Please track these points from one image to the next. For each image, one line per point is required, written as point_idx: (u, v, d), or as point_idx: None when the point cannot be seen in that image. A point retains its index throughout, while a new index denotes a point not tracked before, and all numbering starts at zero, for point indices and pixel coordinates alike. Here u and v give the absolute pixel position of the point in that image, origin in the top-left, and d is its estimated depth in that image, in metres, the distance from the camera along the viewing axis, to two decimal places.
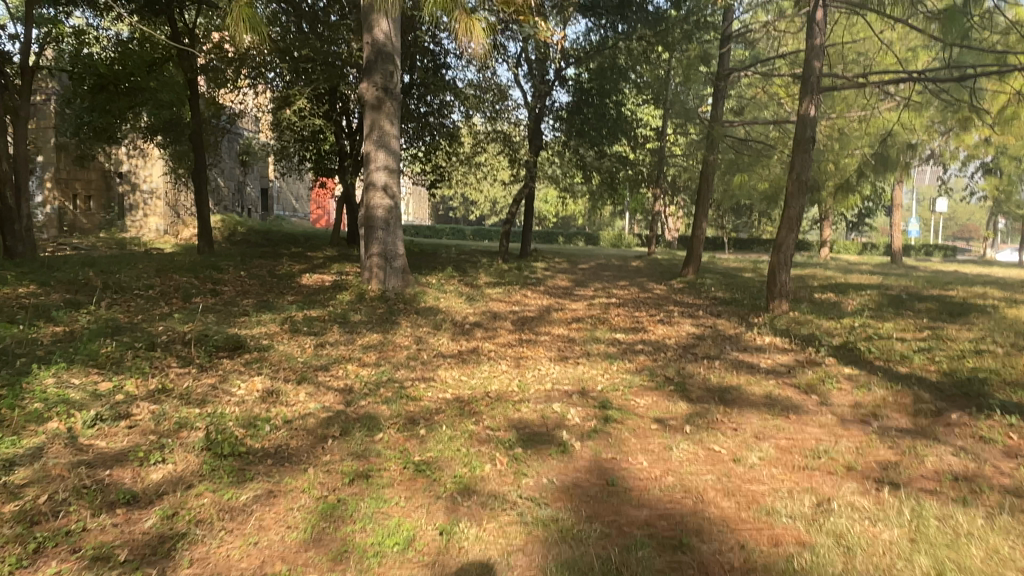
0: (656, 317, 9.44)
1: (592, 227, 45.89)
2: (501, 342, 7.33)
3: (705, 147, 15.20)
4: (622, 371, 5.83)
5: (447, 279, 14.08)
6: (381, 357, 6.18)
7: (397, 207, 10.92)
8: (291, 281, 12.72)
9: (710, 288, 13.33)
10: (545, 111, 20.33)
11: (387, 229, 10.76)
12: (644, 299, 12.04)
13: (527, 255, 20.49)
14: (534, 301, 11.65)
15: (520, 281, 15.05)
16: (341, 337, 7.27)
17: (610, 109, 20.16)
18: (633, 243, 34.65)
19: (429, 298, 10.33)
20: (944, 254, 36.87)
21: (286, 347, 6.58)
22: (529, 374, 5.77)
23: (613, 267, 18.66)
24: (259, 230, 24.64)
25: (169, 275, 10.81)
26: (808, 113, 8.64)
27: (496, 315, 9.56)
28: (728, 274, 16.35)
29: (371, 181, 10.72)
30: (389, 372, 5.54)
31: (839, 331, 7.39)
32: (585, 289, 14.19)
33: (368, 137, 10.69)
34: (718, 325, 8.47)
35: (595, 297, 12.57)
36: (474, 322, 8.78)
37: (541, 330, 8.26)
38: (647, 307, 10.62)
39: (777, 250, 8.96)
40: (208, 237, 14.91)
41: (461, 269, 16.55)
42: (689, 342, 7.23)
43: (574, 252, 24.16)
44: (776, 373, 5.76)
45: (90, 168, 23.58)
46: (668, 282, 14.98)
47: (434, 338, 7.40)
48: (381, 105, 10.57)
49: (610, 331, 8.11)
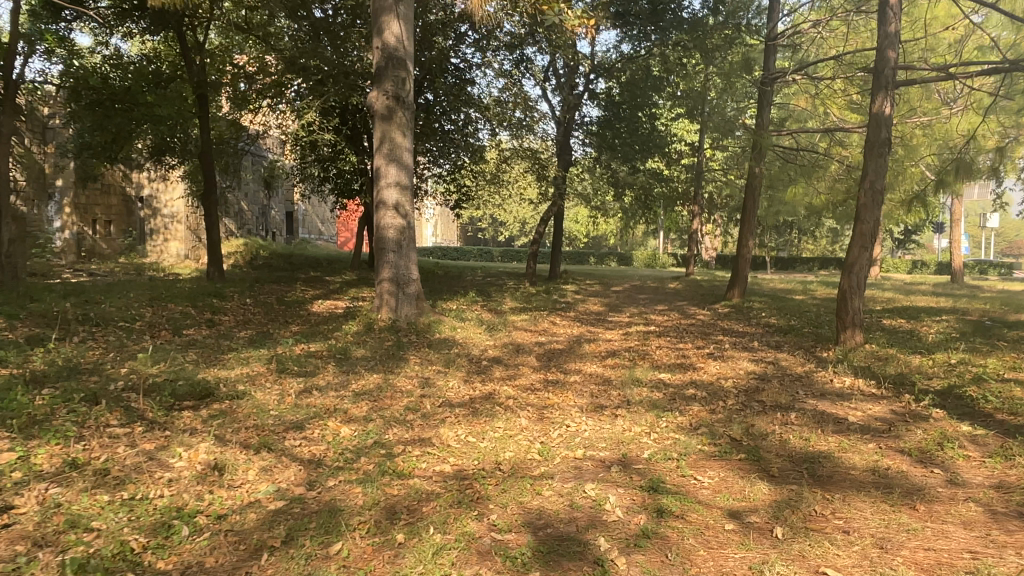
0: (704, 350, 8.17)
1: (624, 246, 44.57)
2: (524, 385, 6.16)
3: (750, 159, 13.93)
4: (672, 428, 4.62)
5: (469, 305, 12.97)
6: (375, 408, 5.07)
7: (411, 228, 9.86)
8: (300, 309, 11.71)
9: (760, 313, 12.01)
10: (574, 126, 19.25)
11: (398, 252, 9.71)
12: (688, 326, 10.74)
13: (557, 277, 19.29)
14: (564, 330, 10.45)
15: (549, 306, 13.87)
16: (335, 379, 6.17)
17: (643, 123, 19.01)
18: (668, 263, 33.28)
19: (445, 329, 9.23)
20: (1000, 271, 34.71)
21: (265, 394, 5.50)
22: (554, 431, 4.60)
23: (649, 290, 17.41)
24: (281, 253, 23.94)
25: (164, 304, 9.91)
26: (882, 111, 7.36)
27: (519, 347, 8.41)
28: (777, 297, 14.99)
29: (381, 198, 9.70)
30: (379, 430, 4.42)
31: (936, 369, 6.07)
32: (619, 315, 12.97)
33: (378, 151, 9.70)
34: (781, 362, 7.18)
35: (632, 324, 11.34)
36: (493, 357, 7.64)
37: (572, 367, 7.08)
38: (692, 337, 9.37)
39: (848, 272, 7.67)
40: (219, 262, 14.09)
41: (485, 294, 15.45)
42: (751, 385, 5.97)
43: (607, 273, 22.96)
44: (874, 431, 4.49)
45: (111, 192, 23.16)
46: (711, 307, 13.69)
47: (444, 380, 6.27)
48: (391, 115, 9.58)
49: (652, 369, 6.87)
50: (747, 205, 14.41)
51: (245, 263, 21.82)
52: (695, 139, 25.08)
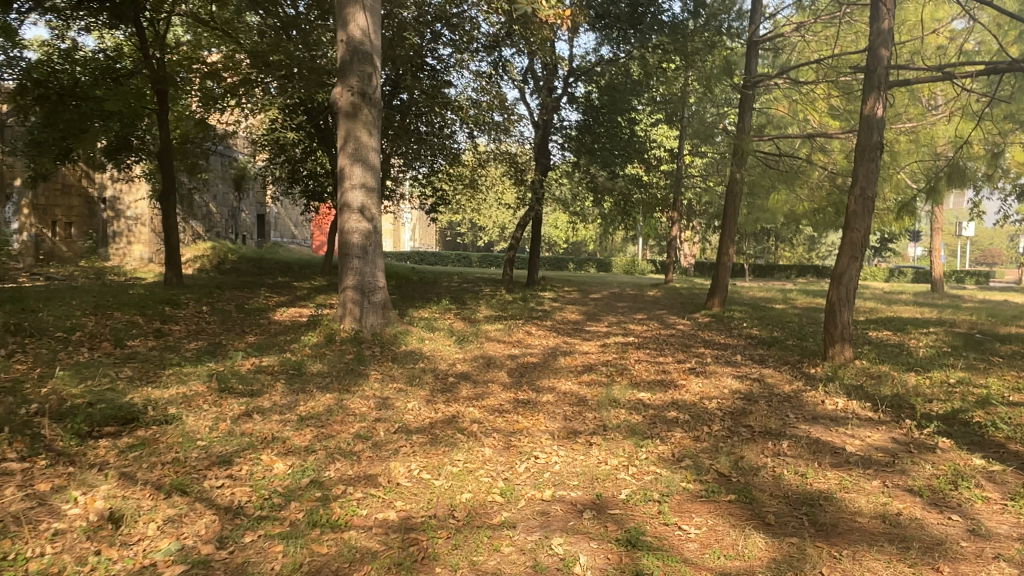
0: (686, 364, 7.69)
1: (603, 253, 44.25)
2: (491, 406, 5.64)
3: (731, 164, 13.54)
4: (653, 460, 4.11)
5: (441, 314, 12.42)
6: (321, 435, 4.50)
7: (377, 233, 9.27)
8: (261, 317, 11.07)
9: (741, 324, 11.61)
10: (553, 129, 18.77)
11: (363, 258, 9.12)
12: (667, 338, 10.27)
13: (534, 284, 18.78)
14: (538, 341, 9.94)
15: (524, 315, 13.36)
16: (282, 399, 5.60)
17: (623, 128, 18.61)
18: (647, 270, 32.96)
19: (410, 341, 8.66)
20: (976, 280, 34.86)
21: (199, 419, 4.91)
22: (521, 465, 4.06)
23: (628, 297, 16.98)
24: (251, 257, 23.19)
25: (110, 313, 9.24)
26: (873, 112, 6.97)
27: (490, 361, 7.87)
28: (758, 307, 14.61)
29: (345, 201, 9.12)
30: (319, 466, 3.85)
31: (934, 390, 5.65)
32: (597, 324, 12.47)
33: (342, 151, 9.10)
34: (767, 378, 6.71)
35: (611, 335, 10.86)
36: (460, 372, 7.08)
37: (544, 385, 6.55)
38: (672, 350, 8.91)
39: (837, 283, 7.24)
40: (178, 268, 13.42)
41: (459, 301, 14.91)
42: (738, 407, 5.48)
43: (585, 280, 22.52)
44: (877, 466, 4.02)
45: (72, 194, 22.30)
46: (691, 316, 13.27)
47: (404, 400, 5.70)
48: (356, 112, 9.01)
49: (630, 386, 6.37)
50: (729, 212, 14.03)
51: (212, 267, 21.04)
52: (675, 144, 24.79)
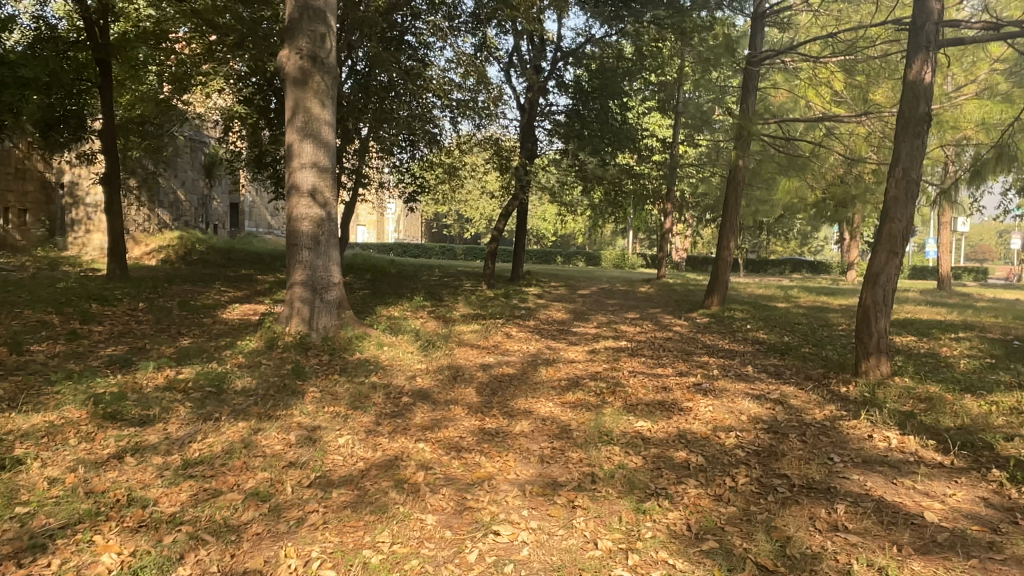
0: (693, 379, 6.49)
1: (591, 246, 43.18)
2: (450, 440, 4.42)
3: (733, 148, 12.32)
4: (661, 541, 2.91)
5: (413, 312, 11.18)
6: (204, 496, 3.26)
7: (331, 221, 8.00)
8: (206, 316, 9.77)
9: (746, 326, 10.46)
10: (540, 114, 17.48)
11: (314, 249, 7.84)
12: (664, 342, 9.08)
13: (519, 279, 17.55)
14: (518, 345, 8.71)
15: (505, 313, 12.14)
16: (182, 430, 4.36)
17: (614, 113, 17.42)
18: (637, 264, 31.83)
19: (365, 346, 7.39)
20: (974, 277, 34.11)
21: (50, 461, 3.63)
22: (473, 550, 2.84)
23: (619, 294, 15.80)
24: (219, 247, 21.79)
25: (18, 312, 7.93)
26: (921, 78, 5.79)
27: (459, 373, 6.62)
28: (760, 305, 13.48)
29: (293, 183, 7.83)
30: (169, 560, 2.62)
31: (1010, 423, 4.48)
32: (585, 325, 11.25)
33: (290, 125, 7.80)
34: (791, 401, 5.50)
35: (600, 337, 9.67)
36: (420, 389, 5.83)
37: (521, 407, 5.30)
38: (672, 358, 7.73)
39: (872, 285, 6.08)
40: (122, 259, 12.16)
41: (436, 297, 13.68)
42: (765, 446, 4.27)
43: (573, 274, 21.33)
44: (980, 552, 2.83)
45: (28, 178, 19.87)
46: (689, 316, 12.13)
47: (338, 432, 4.47)
48: (306, 79, 7.71)
49: (625, 410, 5.14)
50: (731, 202, 12.81)
51: (175, 259, 19.64)
52: (668, 133, 23.66)
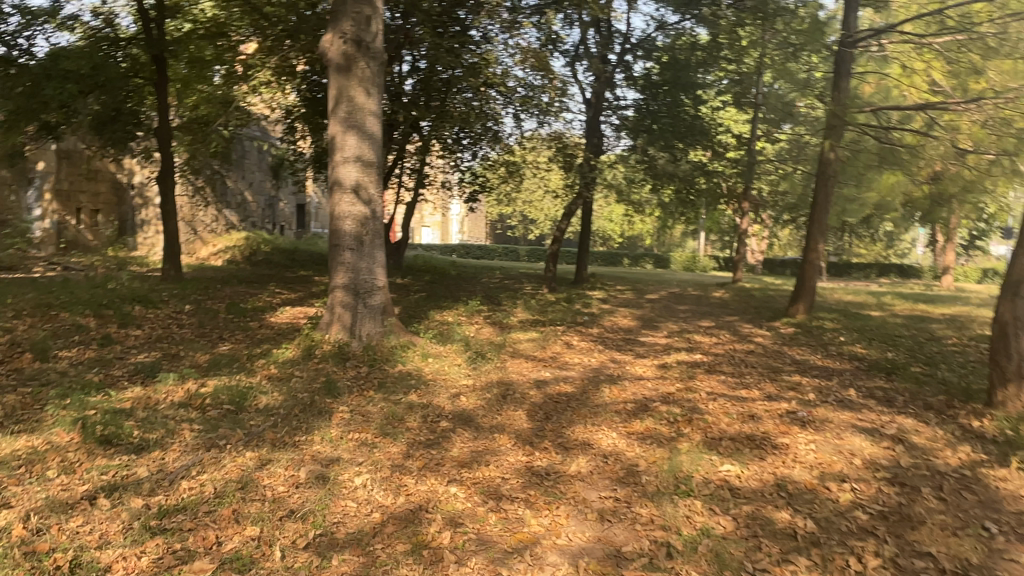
0: (784, 405, 5.51)
1: (660, 247, 41.79)
2: (492, 482, 3.66)
3: (820, 140, 11.15)
4: None
5: (468, 318, 10.51)
6: (167, 567, 2.64)
7: (377, 220, 7.36)
8: (251, 319, 9.33)
9: (838, 338, 9.32)
10: (607, 109, 16.56)
11: (358, 250, 7.21)
12: (746, 357, 8.09)
13: (583, 282, 16.68)
14: (578, 357, 7.88)
15: (567, 319, 11.34)
16: (181, 461, 3.76)
17: (687, 108, 16.31)
18: (709, 267, 30.37)
19: (408, 357, 6.70)
20: None
21: (9, 503, 3.08)
22: None
23: (691, 299, 14.74)
24: (283, 247, 21.77)
25: (55, 315, 7.64)
26: None
27: (511, 391, 5.85)
28: (850, 314, 12.20)
29: (335, 178, 7.22)
30: None
31: None
32: (654, 334, 10.31)
33: (333, 116, 7.20)
34: (913, 439, 4.48)
35: (672, 349, 8.77)
36: (464, 411, 5.07)
37: (578, 439, 4.49)
38: (755, 376, 6.77)
39: (1012, 296, 4.95)
40: (176, 260, 12.00)
41: (495, 301, 12.99)
42: (892, 507, 3.33)
43: (642, 277, 20.30)
44: None
45: (98, 178, 19.95)
46: (771, 325, 11.02)
47: (359, 468, 3.78)
48: (350, 66, 7.08)
49: (705, 447, 4.26)
50: (819, 200, 11.57)
51: (240, 259, 19.67)
52: (743, 129, 22.34)
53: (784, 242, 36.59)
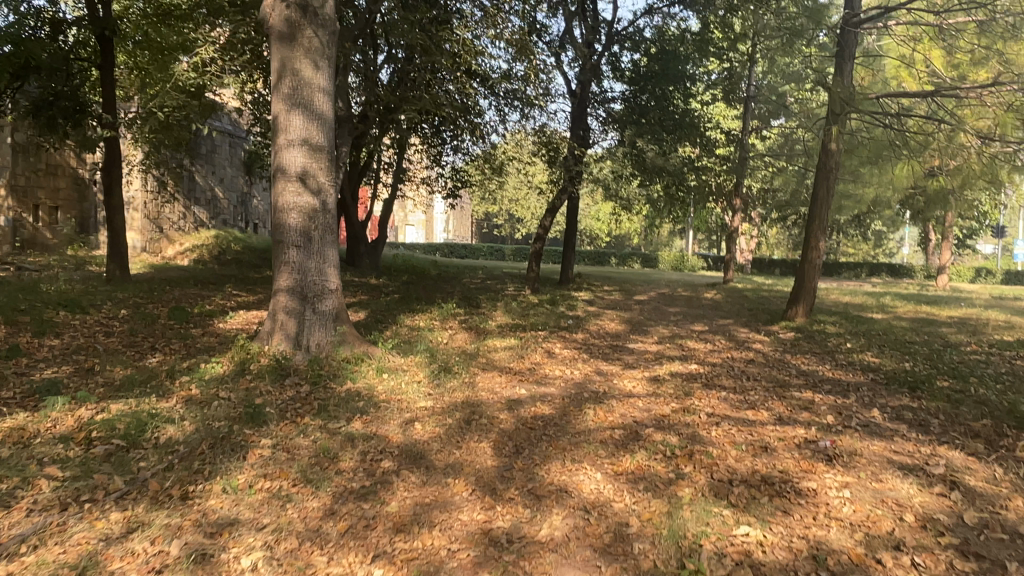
0: (802, 432, 4.62)
1: (648, 246, 41.04)
2: (435, 560, 2.75)
3: (821, 129, 10.32)
4: None
5: (441, 323, 9.56)
6: None
7: (327, 213, 6.38)
8: (194, 325, 8.32)
9: (845, 345, 8.48)
10: (593, 102, 15.66)
11: (304, 247, 6.24)
12: (746, 367, 7.23)
13: (567, 282, 15.78)
14: (559, 369, 6.94)
15: (550, 323, 10.43)
16: (18, 530, 2.80)
17: (677, 101, 15.44)
18: (697, 266, 29.61)
19: (359, 371, 5.73)
20: None
21: None
22: None
23: (682, 301, 13.88)
24: (255, 245, 20.72)
25: None
26: None
27: (475, 414, 4.89)
28: (852, 316, 11.39)
29: (278, 164, 6.24)
30: None
31: None
32: (643, 340, 9.41)
33: (275, 92, 6.22)
34: (969, 482, 3.60)
35: (664, 357, 7.88)
36: (415, 444, 4.12)
37: (553, 483, 3.57)
38: (762, 392, 5.88)
39: None
40: (123, 260, 11.04)
41: (473, 303, 12.07)
42: None
43: (629, 277, 19.46)
44: None
45: (60, 173, 18.44)
46: (770, 329, 10.19)
47: (261, 537, 2.86)
48: (295, 34, 6.12)
49: (713, 497, 3.38)
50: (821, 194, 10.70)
51: (208, 259, 18.59)
52: (734, 125, 21.57)
53: (772, 242, 35.97)
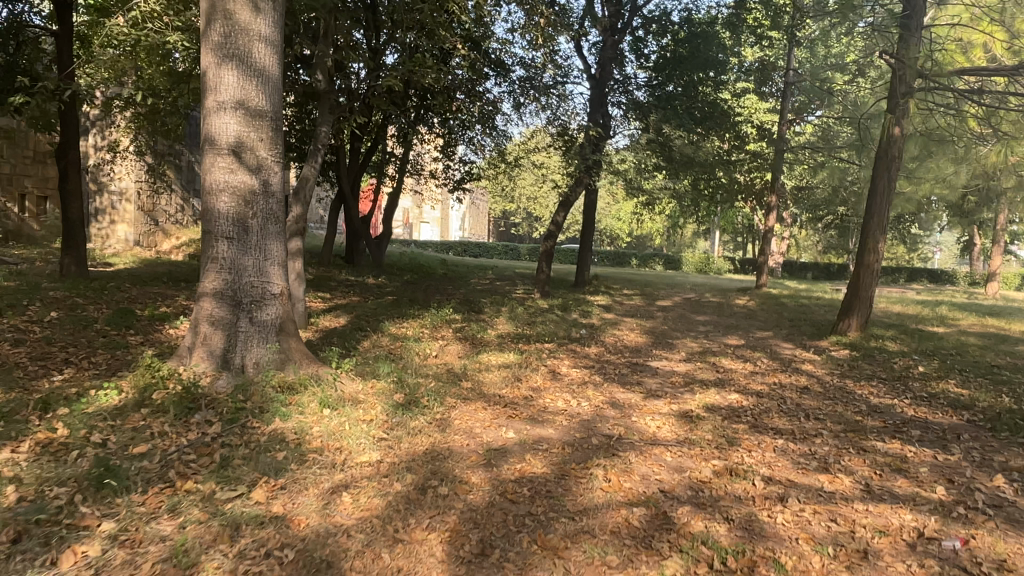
0: (908, 518, 3.14)
1: (671, 247, 39.35)
2: None
3: (885, 115, 8.69)
4: None
5: (434, 333, 8.15)
6: None
7: (270, 198, 5.01)
8: (134, 330, 6.95)
9: (920, 370, 6.91)
10: (615, 90, 14.13)
11: (239, 240, 4.87)
12: (801, 399, 5.72)
13: (583, 284, 14.33)
14: (565, 399, 5.45)
15: (562, 333, 8.98)
16: None
17: (707, 89, 13.87)
18: (723, 268, 27.90)
19: (299, 403, 4.36)
20: None
21: None
22: None
23: (712, 308, 12.36)
24: None
25: None
26: None
27: (436, 477, 3.46)
28: (910, 331, 9.82)
29: (207, 133, 4.85)
30: None
31: None
32: (668, 357, 7.91)
33: (205, 40, 4.83)
34: None
35: (696, 383, 6.38)
36: (329, 538, 2.72)
37: None
38: (833, 443, 4.38)
39: None
40: (78, 253, 9.86)
41: (476, 308, 10.63)
42: None
43: (651, 279, 17.91)
44: None
45: (50, 162, 16.36)
46: (820, 346, 8.62)
47: None
48: None
49: None
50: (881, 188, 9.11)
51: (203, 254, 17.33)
52: (768, 117, 19.91)
53: (801, 244, 34.14)
